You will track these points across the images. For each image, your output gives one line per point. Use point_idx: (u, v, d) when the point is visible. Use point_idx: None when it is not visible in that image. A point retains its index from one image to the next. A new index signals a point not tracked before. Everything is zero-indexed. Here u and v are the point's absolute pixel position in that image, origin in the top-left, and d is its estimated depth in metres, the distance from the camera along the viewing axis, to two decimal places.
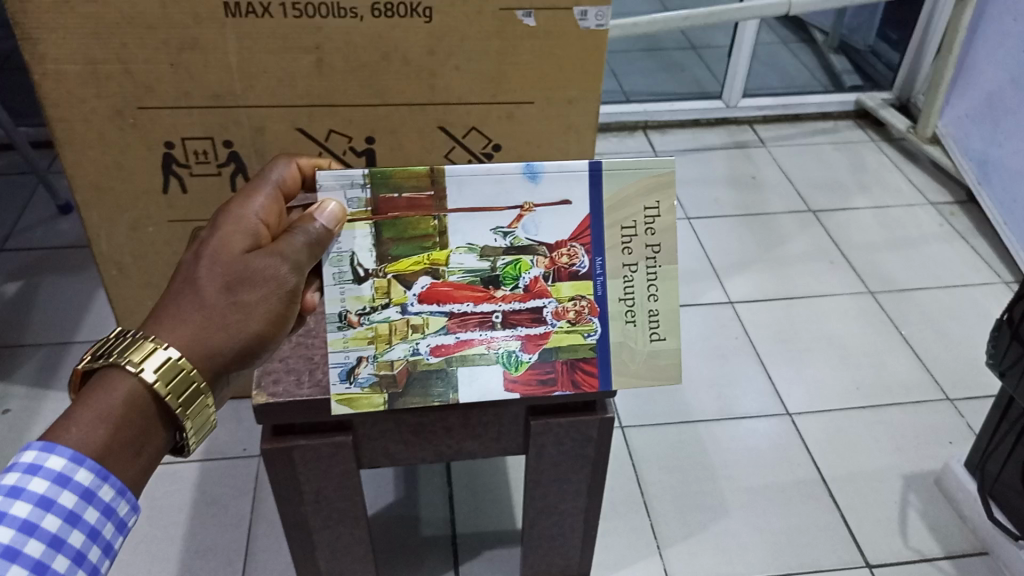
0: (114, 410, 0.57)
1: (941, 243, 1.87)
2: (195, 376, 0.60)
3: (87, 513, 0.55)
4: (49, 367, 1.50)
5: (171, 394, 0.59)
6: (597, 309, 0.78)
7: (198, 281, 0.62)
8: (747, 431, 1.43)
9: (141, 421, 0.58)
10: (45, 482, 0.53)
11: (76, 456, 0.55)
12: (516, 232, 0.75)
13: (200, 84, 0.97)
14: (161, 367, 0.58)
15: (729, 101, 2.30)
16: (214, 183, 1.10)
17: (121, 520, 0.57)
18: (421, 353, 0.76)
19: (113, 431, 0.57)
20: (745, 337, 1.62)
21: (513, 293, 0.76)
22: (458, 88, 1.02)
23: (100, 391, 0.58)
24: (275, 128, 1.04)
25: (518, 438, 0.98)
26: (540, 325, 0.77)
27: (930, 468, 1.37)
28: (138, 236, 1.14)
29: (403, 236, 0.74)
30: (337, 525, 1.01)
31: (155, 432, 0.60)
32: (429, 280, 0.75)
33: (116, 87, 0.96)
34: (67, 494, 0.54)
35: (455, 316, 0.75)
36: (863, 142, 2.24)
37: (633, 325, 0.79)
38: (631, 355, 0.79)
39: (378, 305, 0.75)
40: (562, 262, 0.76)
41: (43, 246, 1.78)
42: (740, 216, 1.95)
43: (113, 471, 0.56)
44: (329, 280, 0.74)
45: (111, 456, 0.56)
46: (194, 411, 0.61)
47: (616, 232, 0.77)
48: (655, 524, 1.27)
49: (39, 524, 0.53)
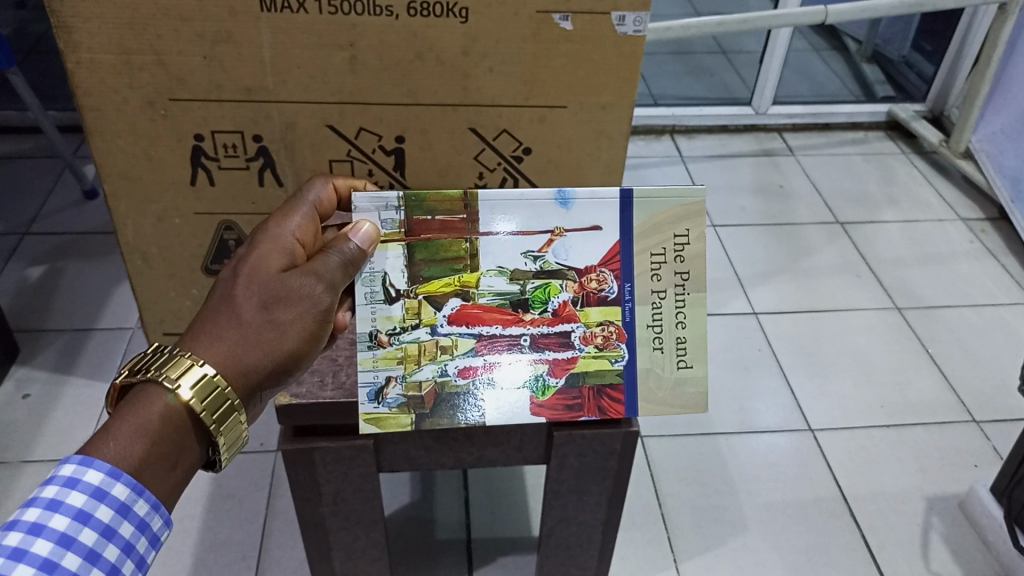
0: (151, 426, 0.58)
1: (971, 261, 1.84)
2: (231, 394, 0.61)
3: (122, 527, 0.56)
4: (70, 354, 1.51)
5: (206, 411, 0.60)
6: (625, 335, 0.79)
7: (236, 300, 0.64)
8: (769, 445, 1.41)
9: (176, 437, 0.59)
10: (82, 495, 0.54)
11: (114, 470, 0.55)
12: (546, 256, 0.77)
13: (233, 78, 0.84)
14: (197, 384, 0.59)
15: (758, 108, 2.28)
16: (240, 177, 0.94)
17: (154, 534, 0.58)
18: (449, 374, 0.78)
19: (149, 446, 0.57)
20: (769, 349, 1.60)
21: (542, 316, 0.78)
22: (495, 88, 0.88)
23: (137, 407, 0.58)
24: (305, 125, 0.90)
25: (540, 448, 0.97)
26: (567, 350, 0.78)
27: (954, 491, 1.35)
28: (163, 230, 0.98)
29: (435, 257, 0.76)
30: (354, 528, 1.01)
31: (188, 447, 0.60)
32: (459, 302, 0.77)
33: (148, 78, 0.83)
34: (104, 509, 0.55)
35: (484, 337, 0.77)
36: (894, 154, 2.21)
37: (660, 351, 0.80)
38: (657, 381, 0.80)
39: (408, 326, 0.77)
40: (591, 287, 0.78)
41: (68, 231, 1.79)
42: (766, 226, 1.93)
43: (148, 486, 0.57)
44: (361, 299, 0.76)
45: (147, 471, 0.57)
46: (227, 428, 0.62)
47: (645, 259, 0.78)
48: (672, 536, 1.26)
49: (77, 537, 0.53)
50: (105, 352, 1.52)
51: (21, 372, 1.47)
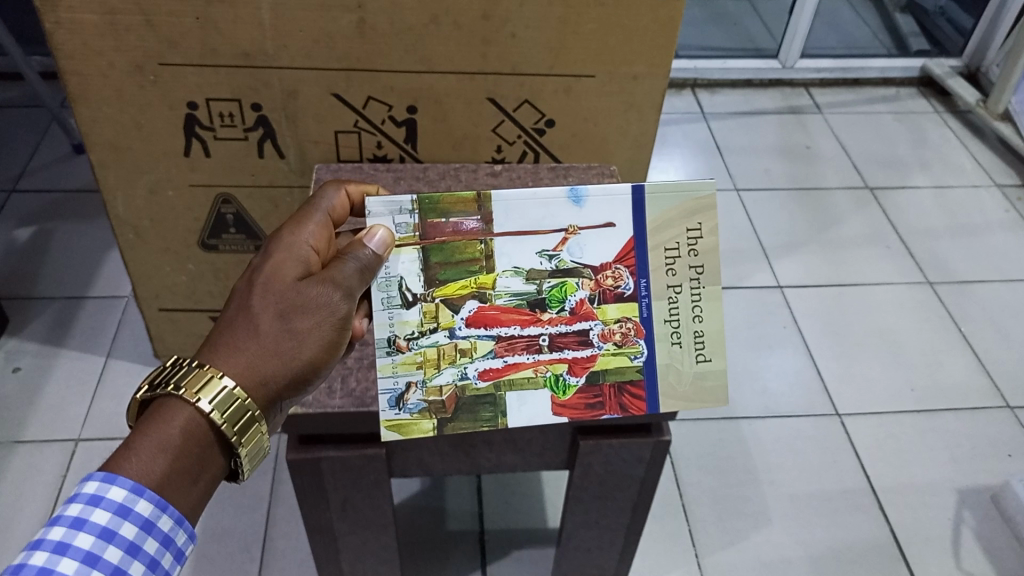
0: (173, 440, 0.54)
1: (1006, 231, 1.75)
2: (250, 406, 0.56)
3: (147, 544, 0.52)
4: (63, 324, 1.43)
5: (227, 423, 0.55)
6: (643, 331, 0.73)
7: (253, 309, 0.59)
8: (794, 432, 1.35)
9: (198, 451, 0.55)
10: (107, 512, 0.51)
11: (137, 487, 0.52)
12: (561, 255, 0.73)
13: (229, 42, 0.95)
14: (217, 397, 0.54)
15: (785, 62, 2.16)
16: (240, 147, 1.08)
17: (180, 548, 0.54)
18: (468, 377, 0.72)
19: (172, 459, 0.53)
20: (794, 326, 1.53)
21: (559, 316, 0.72)
22: (515, 58, 1.00)
23: (157, 421, 0.54)
24: (307, 92, 1.01)
25: (562, 454, 0.91)
26: (587, 348, 0.73)
27: (987, 483, 1.29)
28: (158, 201, 1.12)
29: (450, 260, 0.72)
30: (364, 532, 0.95)
31: (212, 459, 0.56)
32: (476, 304, 0.72)
33: (135, 40, 0.94)
34: (128, 526, 0.51)
35: (502, 339, 0.72)
36: (926, 113, 2.10)
37: (679, 346, 0.73)
38: (677, 378, 0.73)
39: (426, 330, 0.72)
40: (607, 284, 0.73)
41: (57, 189, 1.69)
42: (793, 191, 1.84)
43: (172, 501, 0.53)
44: (377, 305, 0.71)
45: (169, 487, 0.53)
46: (249, 439, 0.57)
47: (660, 255, 0.73)
48: (693, 529, 1.21)
49: (102, 556, 0.50)
50: (99, 322, 1.44)
51: (10, 343, 1.39)
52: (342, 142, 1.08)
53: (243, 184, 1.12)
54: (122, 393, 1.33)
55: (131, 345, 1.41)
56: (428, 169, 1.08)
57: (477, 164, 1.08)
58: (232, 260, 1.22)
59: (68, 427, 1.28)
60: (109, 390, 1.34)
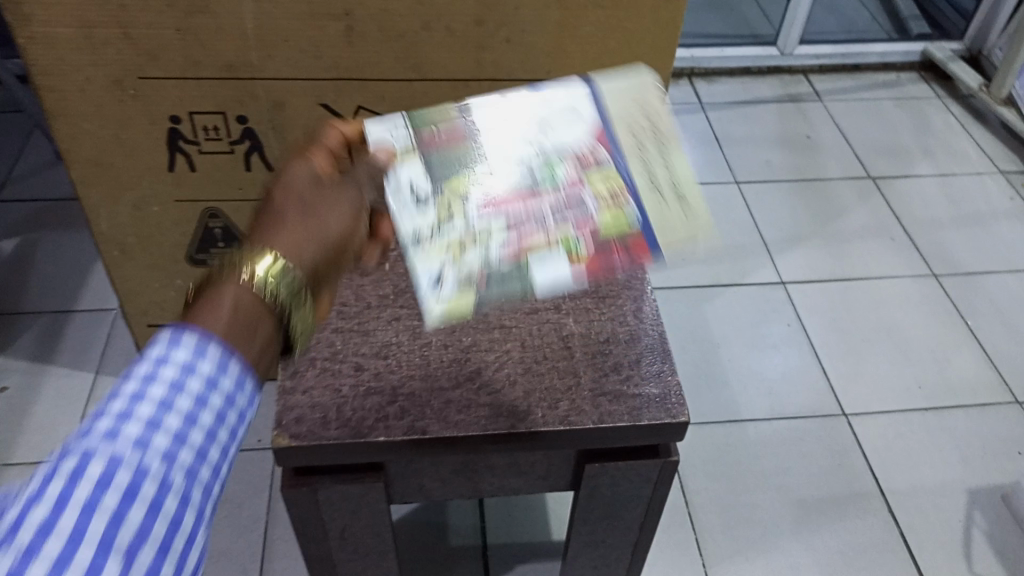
0: (236, 311, 0.53)
1: (1012, 220, 1.72)
2: (301, 276, 0.56)
3: (213, 398, 0.50)
4: (50, 340, 1.40)
5: (280, 293, 0.54)
6: (629, 189, 0.67)
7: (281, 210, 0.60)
8: (801, 434, 1.32)
9: (257, 314, 0.54)
10: (174, 368, 0.49)
11: (202, 341, 0.50)
12: (543, 139, 0.73)
13: (212, 54, 0.91)
14: (270, 268, 0.54)
15: (784, 49, 2.11)
16: (227, 161, 1.04)
17: (244, 407, 0.52)
18: (491, 253, 0.65)
19: (238, 324, 0.52)
20: (799, 324, 1.50)
21: (556, 187, 0.69)
22: (510, 63, 0.97)
23: (213, 295, 0.53)
24: (295, 103, 0.98)
25: (567, 476, 0.88)
26: (588, 207, 0.67)
27: (998, 482, 1.27)
28: (143, 216, 1.08)
29: (446, 155, 0.73)
30: (364, 558, 0.92)
31: (270, 327, 0.55)
32: (480, 194, 0.71)
33: (113, 54, 0.90)
34: (192, 382, 0.49)
35: (507, 215, 0.67)
36: (928, 99, 2.06)
37: (664, 198, 0.67)
38: (670, 214, 0.66)
39: (444, 219, 0.69)
40: (585, 154, 0.70)
41: (40, 198, 1.65)
42: (794, 182, 1.80)
43: (239, 355, 0.52)
44: (395, 205, 0.70)
45: (238, 345, 0.52)
46: (300, 309, 0.56)
47: (623, 127, 0.72)
48: (701, 538, 1.18)
49: (173, 407, 0.48)
50: (88, 336, 1.41)
51: None
52: None
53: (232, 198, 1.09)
54: None
55: (121, 360, 1.38)
56: None
57: None
58: None
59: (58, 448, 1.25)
60: None
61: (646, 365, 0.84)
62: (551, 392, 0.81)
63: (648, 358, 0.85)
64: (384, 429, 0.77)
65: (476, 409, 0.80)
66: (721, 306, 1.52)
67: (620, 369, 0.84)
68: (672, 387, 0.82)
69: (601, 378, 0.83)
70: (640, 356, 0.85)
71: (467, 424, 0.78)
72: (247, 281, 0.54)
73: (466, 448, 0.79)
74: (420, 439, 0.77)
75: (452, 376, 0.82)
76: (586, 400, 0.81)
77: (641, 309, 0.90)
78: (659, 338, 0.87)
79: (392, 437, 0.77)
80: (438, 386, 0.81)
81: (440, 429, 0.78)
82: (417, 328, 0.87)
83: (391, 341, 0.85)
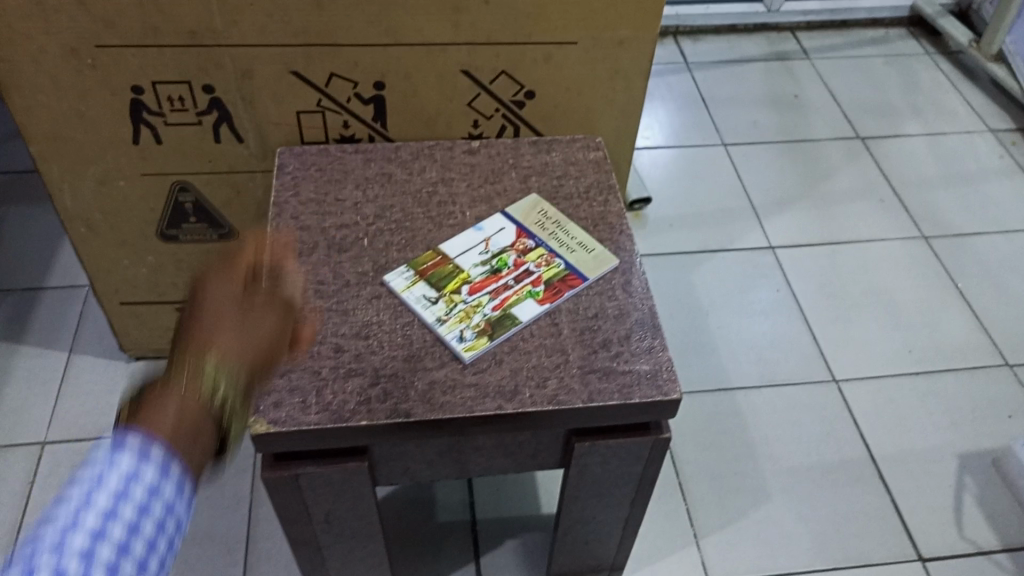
0: (177, 421, 0.59)
1: (1001, 179, 1.70)
2: (234, 373, 0.64)
3: (144, 523, 0.54)
4: (20, 319, 1.35)
5: (218, 406, 0.62)
6: None
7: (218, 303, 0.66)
8: (790, 401, 1.31)
9: (196, 418, 0.61)
10: (100, 497, 0.52)
11: (145, 448, 0.56)
12: None
13: (174, 20, 0.87)
14: (209, 382, 0.62)
15: (770, 5, 2.05)
16: (194, 133, 0.99)
17: (179, 519, 0.57)
18: None
19: (181, 429, 0.59)
20: (788, 290, 1.48)
21: None
22: (488, 25, 0.93)
23: (158, 407, 0.60)
24: (264, 71, 0.93)
25: (556, 455, 0.86)
26: None
27: (988, 446, 1.27)
28: (108, 192, 1.03)
29: None
30: (350, 541, 0.90)
31: (208, 431, 0.62)
32: None
33: (66, 21, 0.85)
34: (138, 479, 0.55)
35: None
36: (916, 55, 2.03)
37: None
38: None
39: None
40: None
41: (5, 172, 1.59)
42: (782, 143, 1.77)
43: (180, 458, 0.58)
44: None
45: (178, 444, 0.58)
46: (233, 413, 0.64)
47: None
48: (691, 509, 1.17)
49: (107, 532, 0.51)
50: (59, 315, 1.37)
51: None
52: (306, 123, 1.00)
53: (201, 171, 1.04)
54: (88, 391, 1.27)
55: (95, 339, 1.34)
56: (400, 148, 1.01)
57: (452, 142, 1.02)
58: (195, 251, 1.14)
59: (32, 431, 1.21)
60: (73, 388, 1.27)
61: (636, 340, 0.82)
62: (539, 370, 0.79)
63: (639, 333, 0.82)
64: (366, 413, 0.75)
65: (461, 390, 0.77)
66: (709, 272, 1.50)
67: (610, 345, 0.81)
68: (663, 363, 0.80)
69: (591, 354, 0.80)
70: (631, 331, 0.82)
71: (452, 405, 0.75)
72: (186, 390, 0.61)
73: (450, 430, 0.76)
74: (404, 422, 0.74)
75: (436, 356, 0.79)
76: (576, 378, 0.78)
77: (629, 283, 0.87)
78: (648, 312, 0.84)
79: (374, 421, 0.74)
80: (422, 366, 0.78)
81: (425, 411, 0.75)
82: (398, 307, 0.83)
83: (371, 320, 0.82)
